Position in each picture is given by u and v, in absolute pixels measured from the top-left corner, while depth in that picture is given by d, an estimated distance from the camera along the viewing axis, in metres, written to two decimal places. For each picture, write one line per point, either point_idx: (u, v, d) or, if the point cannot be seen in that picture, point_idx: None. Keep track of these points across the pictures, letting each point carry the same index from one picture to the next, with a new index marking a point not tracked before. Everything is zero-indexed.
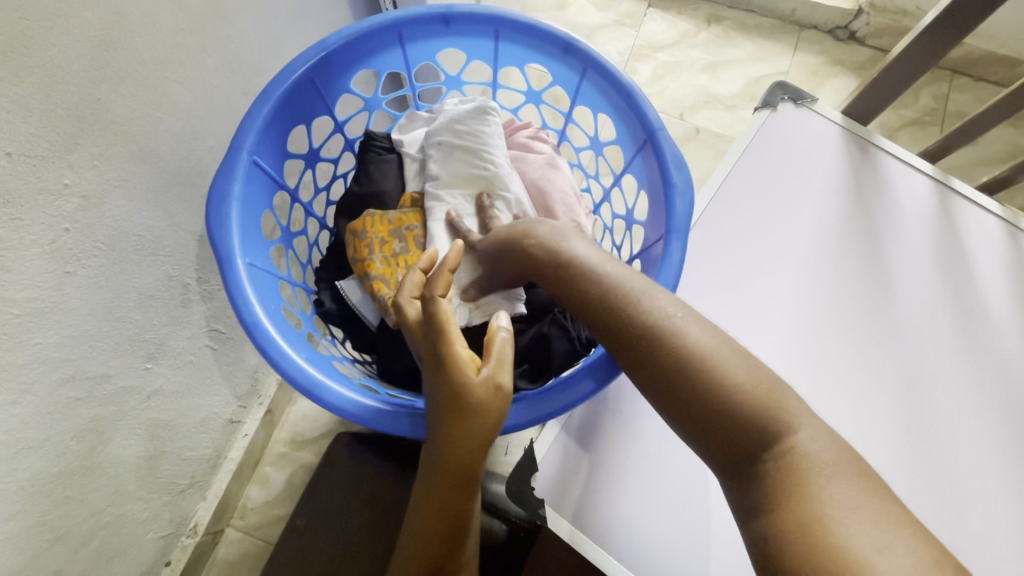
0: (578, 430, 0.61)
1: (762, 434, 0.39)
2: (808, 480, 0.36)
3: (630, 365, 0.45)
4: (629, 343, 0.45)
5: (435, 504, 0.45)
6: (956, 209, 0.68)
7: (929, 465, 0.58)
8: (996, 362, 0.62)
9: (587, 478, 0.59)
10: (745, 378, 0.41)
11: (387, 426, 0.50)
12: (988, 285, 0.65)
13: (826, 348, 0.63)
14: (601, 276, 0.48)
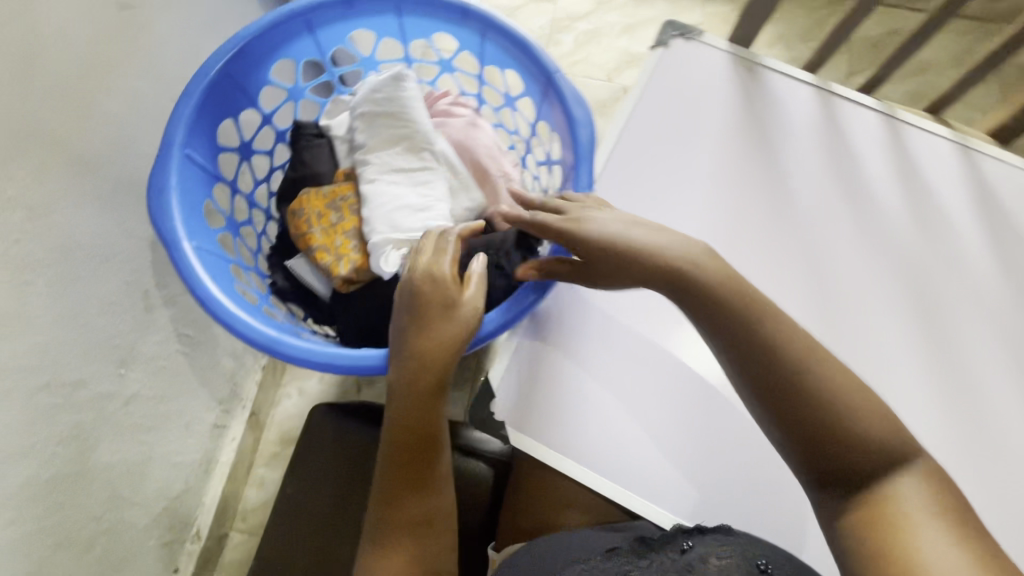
0: (528, 359, 0.67)
1: (867, 470, 0.43)
2: (890, 503, 0.41)
3: (765, 391, 0.46)
4: (784, 380, 0.45)
5: (400, 423, 0.52)
6: (838, 110, 0.75)
7: (836, 338, 0.66)
8: (888, 239, 0.70)
9: (542, 398, 0.66)
10: (866, 430, 0.44)
11: (345, 367, 0.54)
12: (873, 173, 0.72)
13: (737, 251, 0.69)
14: (760, 312, 0.48)
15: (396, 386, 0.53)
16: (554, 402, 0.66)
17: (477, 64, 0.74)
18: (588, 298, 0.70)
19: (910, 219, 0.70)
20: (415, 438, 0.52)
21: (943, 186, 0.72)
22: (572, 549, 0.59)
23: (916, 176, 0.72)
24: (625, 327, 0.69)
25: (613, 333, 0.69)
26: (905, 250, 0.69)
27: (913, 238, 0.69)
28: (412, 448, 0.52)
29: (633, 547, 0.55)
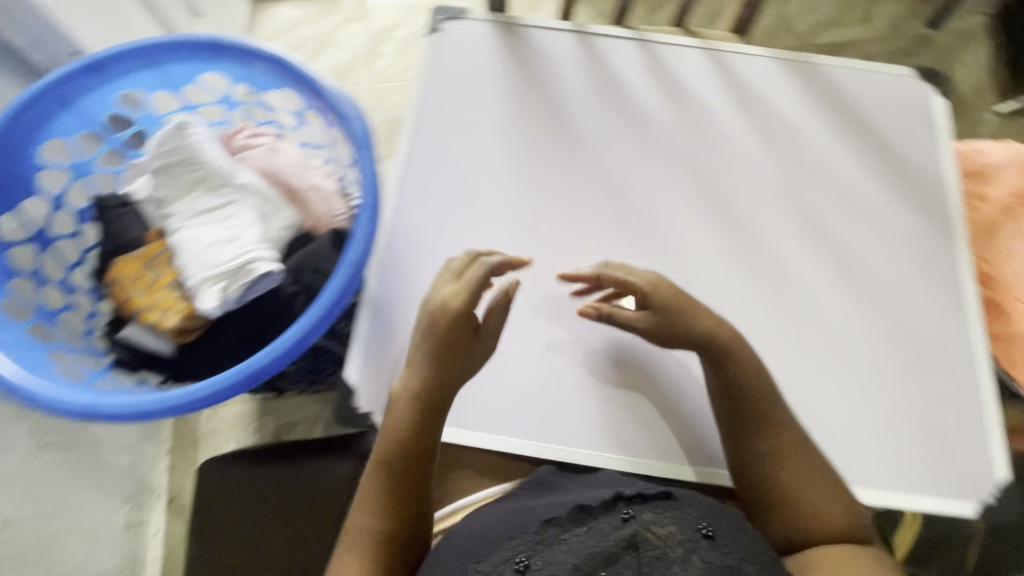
0: (375, 345, 0.68)
1: (794, 522, 0.59)
2: (819, 553, 0.57)
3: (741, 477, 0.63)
4: (755, 444, 0.62)
5: (398, 439, 0.60)
6: (597, 46, 0.82)
7: (647, 244, 0.73)
8: (668, 147, 0.77)
9: (399, 376, 0.67)
10: (811, 498, 0.60)
11: (178, 411, 0.58)
12: (641, 93, 0.80)
13: (541, 194, 0.75)
14: (766, 411, 0.62)
15: (397, 412, 0.61)
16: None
17: (253, 91, 0.76)
18: (420, 271, 0.71)
19: (679, 124, 0.78)
20: (408, 458, 0.60)
21: (700, 88, 0.81)
22: (504, 522, 0.57)
23: (677, 84, 0.81)
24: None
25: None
26: (682, 151, 0.77)
27: (686, 139, 0.78)
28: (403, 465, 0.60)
29: (572, 517, 0.54)
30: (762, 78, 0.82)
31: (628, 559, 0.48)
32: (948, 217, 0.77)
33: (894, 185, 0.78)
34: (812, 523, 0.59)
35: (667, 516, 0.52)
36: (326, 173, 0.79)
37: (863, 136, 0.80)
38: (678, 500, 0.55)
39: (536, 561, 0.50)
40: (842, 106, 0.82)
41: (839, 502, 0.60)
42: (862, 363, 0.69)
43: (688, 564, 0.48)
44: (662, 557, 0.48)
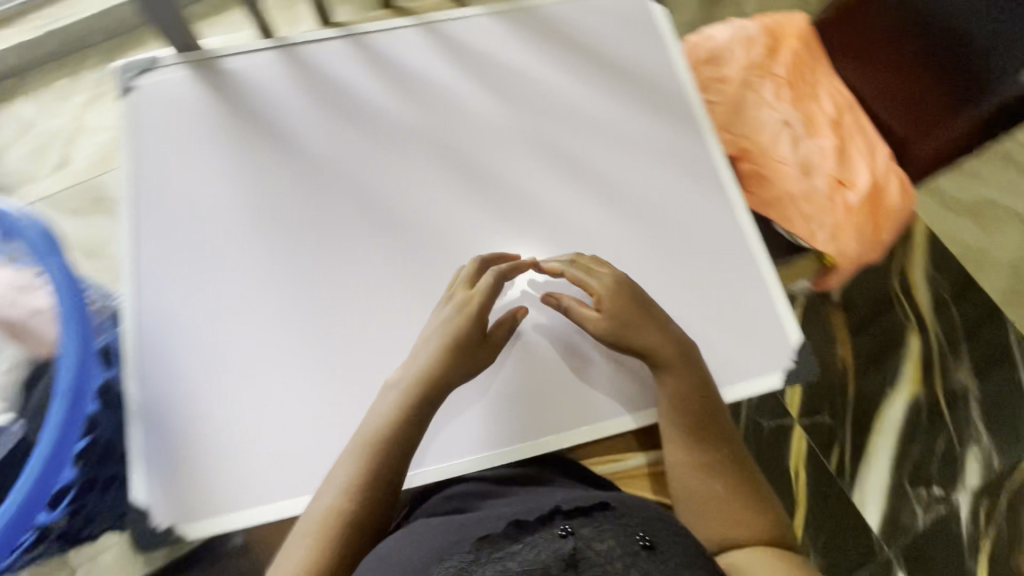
0: (155, 456, 0.61)
1: (722, 528, 0.60)
2: (743, 558, 0.58)
3: (681, 476, 0.63)
4: (697, 445, 0.64)
5: (381, 440, 0.59)
6: (303, 55, 0.77)
7: (417, 245, 0.69)
8: (409, 137, 0.73)
9: (191, 478, 0.61)
10: (733, 505, 0.62)
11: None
12: (364, 91, 0.75)
13: (291, 231, 0.69)
14: (714, 417, 0.65)
15: (386, 407, 0.61)
16: (207, 471, 0.61)
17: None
18: (182, 358, 0.64)
19: (412, 110, 0.75)
20: (388, 468, 0.59)
21: (422, 65, 0.77)
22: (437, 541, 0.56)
23: (398, 69, 0.76)
24: (231, 360, 0.64)
25: (223, 371, 0.64)
26: (423, 138, 0.74)
27: (424, 123, 0.74)
28: (376, 475, 0.59)
29: (507, 533, 0.54)
30: (481, 36, 0.79)
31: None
32: (692, 114, 0.79)
33: (635, 100, 0.78)
34: (736, 529, 0.60)
35: (605, 531, 0.54)
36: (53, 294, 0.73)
37: (593, 64, 0.79)
38: (614, 508, 0.57)
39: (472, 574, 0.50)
40: (567, 39, 0.80)
41: (757, 511, 0.62)
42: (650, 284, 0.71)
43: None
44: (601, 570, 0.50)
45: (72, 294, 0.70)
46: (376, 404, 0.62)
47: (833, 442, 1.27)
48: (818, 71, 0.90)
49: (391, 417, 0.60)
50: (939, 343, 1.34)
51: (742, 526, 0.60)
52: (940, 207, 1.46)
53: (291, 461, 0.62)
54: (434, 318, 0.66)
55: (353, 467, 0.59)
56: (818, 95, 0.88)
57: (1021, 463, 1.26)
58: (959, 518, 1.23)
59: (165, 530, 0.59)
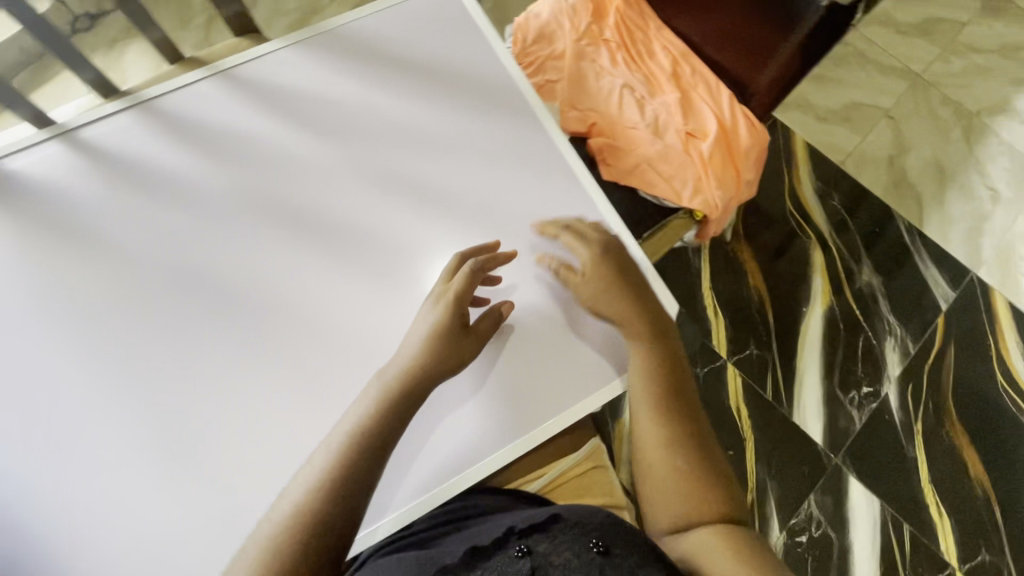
0: None
1: (687, 508, 0.64)
2: (706, 539, 0.62)
3: (651, 456, 0.67)
4: (669, 423, 0.67)
5: (365, 431, 0.60)
6: (90, 139, 0.69)
7: (266, 316, 0.65)
8: (231, 204, 0.69)
9: None
10: (699, 484, 0.65)
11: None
12: (170, 164, 0.69)
13: (124, 335, 0.64)
14: (682, 395, 0.69)
15: (368, 401, 0.61)
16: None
17: None
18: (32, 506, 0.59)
19: (225, 173, 0.70)
20: (363, 463, 0.59)
21: (225, 121, 0.71)
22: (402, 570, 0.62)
23: (200, 131, 0.71)
24: (87, 493, 0.59)
25: (79, 507, 0.59)
26: (245, 199, 0.69)
27: (242, 183, 0.69)
28: (351, 469, 0.58)
29: (466, 561, 0.61)
30: (282, 72, 0.73)
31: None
32: (523, 102, 0.76)
33: (461, 102, 0.74)
34: (698, 506, 0.64)
35: (559, 544, 0.61)
36: None
37: (409, 74, 0.75)
38: (567, 519, 0.63)
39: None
40: (375, 54, 0.75)
41: (720, 492, 0.66)
42: (520, 292, 0.70)
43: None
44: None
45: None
46: (359, 402, 0.62)
47: (765, 372, 1.30)
48: (647, 25, 0.88)
49: (372, 412, 0.61)
50: (840, 250, 1.40)
51: (705, 503, 0.64)
52: (814, 120, 1.51)
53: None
54: (422, 316, 0.66)
55: (327, 461, 0.58)
56: (651, 50, 0.87)
57: (935, 345, 1.34)
58: (891, 409, 1.29)
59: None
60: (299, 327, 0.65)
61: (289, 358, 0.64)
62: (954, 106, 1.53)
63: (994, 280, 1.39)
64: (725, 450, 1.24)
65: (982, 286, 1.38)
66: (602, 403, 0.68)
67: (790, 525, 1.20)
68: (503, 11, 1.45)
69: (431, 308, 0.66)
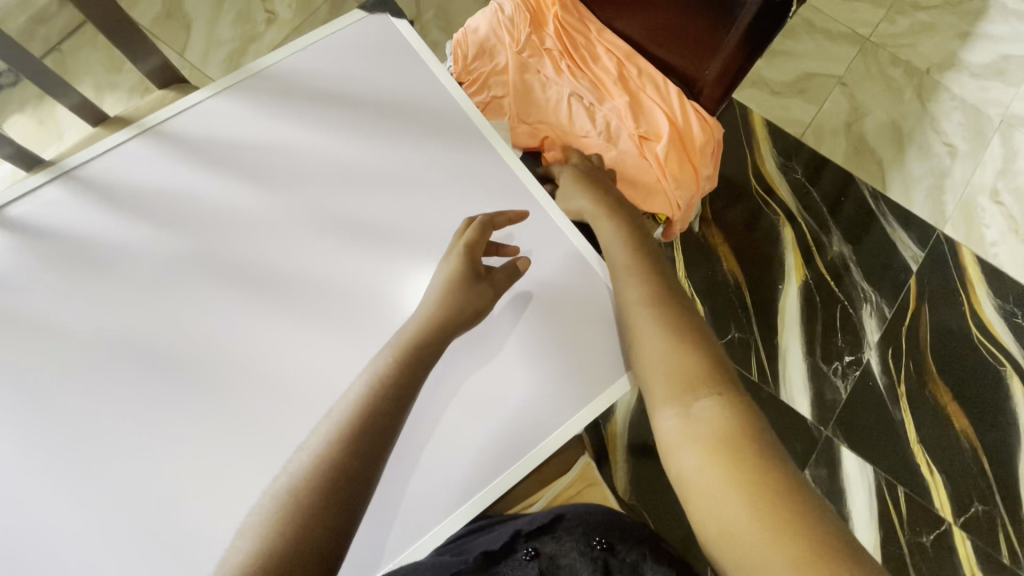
0: None
1: (685, 385, 0.61)
2: (714, 440, 0.56)
3: (643, 325, 0.65)
4: (659, 298, 0.66)
5: (377, 391, 0.57)
6: (15, 216, 0.66)
7: (226, 381, 0.63)
8: (176, 267, 0.66)
9: None
10: (694, 361, 0.62)
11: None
12: (105, 235, 0.66)
13: (77, 421, 0.61)
14: (665, 277, 0.69)
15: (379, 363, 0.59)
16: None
17: None
18: None
19: (165, 237, 0.67)
20: (370, 429, 0.55)
21: (159, 180, 0.68)
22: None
23: (133, 195, 0.68)
24: None
25: None
26: (189, 260, 0.66)
27: (185, 245, 0.67)
28: (359, 435, 0.54)
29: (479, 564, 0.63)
30: (214, 122, 0.70)
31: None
32: (469, 126, 0.74)
33: (404, 132, 0.72)
34: (697, 385, 0.60)
35: (567, 542, 0.64)
36: None
37: (347, 109, 0.72)
38: (569, 520, 0.68)
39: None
40: (309, 91, 0.72)
41: (723, 375, 0.62)
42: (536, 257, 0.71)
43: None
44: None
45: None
46: (367, 371, 0.59)
47: (749, 353, 1.31)
48: (586, 31, 0.87)
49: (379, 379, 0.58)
50: (808, 223, 1.40)
51: (704, 382, 0.60)
52: (769, 95, 1.51)
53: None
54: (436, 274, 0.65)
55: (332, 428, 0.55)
56: (592, 55, 0.86)
57: (910, 307, 1.36)
58: (873, 374, 1.31)
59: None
60: (263, 389, 0.64)
61: (257, 422, 0.63)
62: (904, 65, 1.54)
63: (959, 235, 1.41)
64: None
65: (949, 241, 1.41)
66: (585, 422, 0.66)
67: None
68: (445, 19, 1.42)
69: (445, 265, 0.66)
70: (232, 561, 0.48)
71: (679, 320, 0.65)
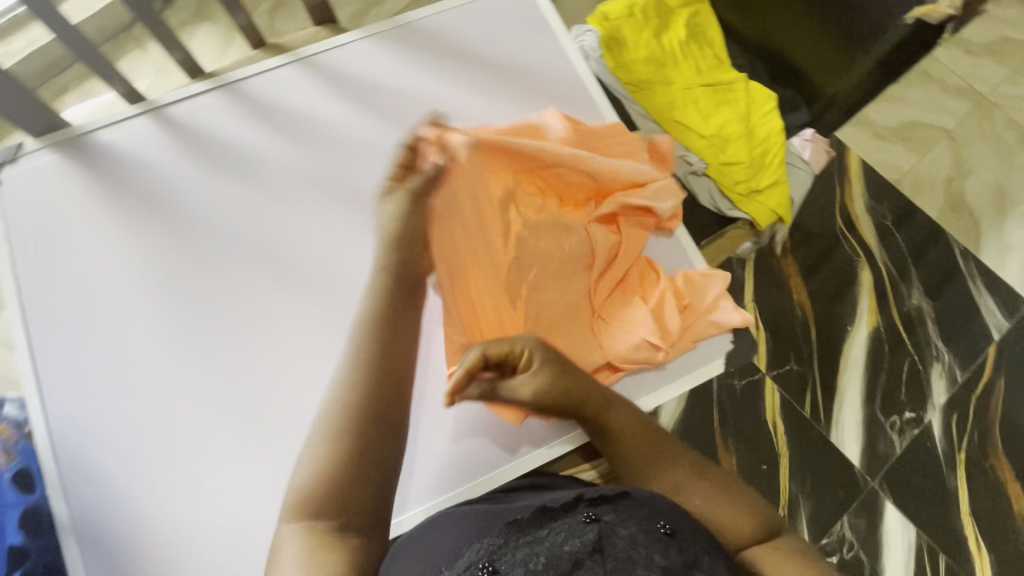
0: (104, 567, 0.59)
1: (680, 495, 0.62)
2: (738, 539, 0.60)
3: (626, 451, 0.63)
4: (638, 428, 0.64)
5: (383, 345, 0.57)
6: (179, 114, 0.73)
7: (332, 294, 0.68)
8: (306, 184, 0.72)
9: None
10: (677, 472, 0.63)
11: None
12: (251, 143, 0.73)
13: (200, 303, 0.67)
14: (640, 422, 0.65)
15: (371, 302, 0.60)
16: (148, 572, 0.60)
17: None
18: (110, 465, 0.62)
19: (300, 156, 0.73)
20: (387, 384, 0.56)
21: (305, 104, 0.74)
22: (461, 535, 0.56)
23: (279, 113, 0.74)
24: (162, 454, 0.62)
25: (154, 464, 0.62)
26: (320, 179, 0.72)
27: (317, 166, 0.72)
28: (373, 392, 0.55)
29: (532, 520, 0.55)
30: (362, 60, 0.76)
31: (593, 563, 0.50)
32: (591, 103, 0.77)
33: (530, 100, 0.76)
34: (693, 497, 0.62)
35: (629, 516, 0.55)
36: None
37: (481, 69, 0.76)
38: (636, 498, 0.58)
39: (501, 566, 0.50)
40: (449, 48, 0.77)
41: (724, 492, 0.62)
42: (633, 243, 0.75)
43: (649, 565, 0.50)
44: (626, 559, 0.51)
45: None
46: (360, 304, 0.61)
47: (805, 389, 1.28)
48: (713, 37, 0.89)
49: (375, 308, 0.59)
50: (890, 271, 1.36)
51: (693, 500, 0.62)
52: (870, 136, 1.48)
53: (236, 544, 0.61)
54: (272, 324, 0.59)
55: (341, 387, 0.55)
56: (716, 62, 0.88)
57: (983, 375, 1.30)
58: (933, 436, 1.26)
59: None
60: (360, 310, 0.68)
61: None
62: (1019, 130, 1.48)
63: None
64: (758, 464, 1.23)
65: None
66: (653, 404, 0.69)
67: (822, 544, 1.18)
68: None
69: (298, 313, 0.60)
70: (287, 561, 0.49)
71: (660, 444, 0.64)
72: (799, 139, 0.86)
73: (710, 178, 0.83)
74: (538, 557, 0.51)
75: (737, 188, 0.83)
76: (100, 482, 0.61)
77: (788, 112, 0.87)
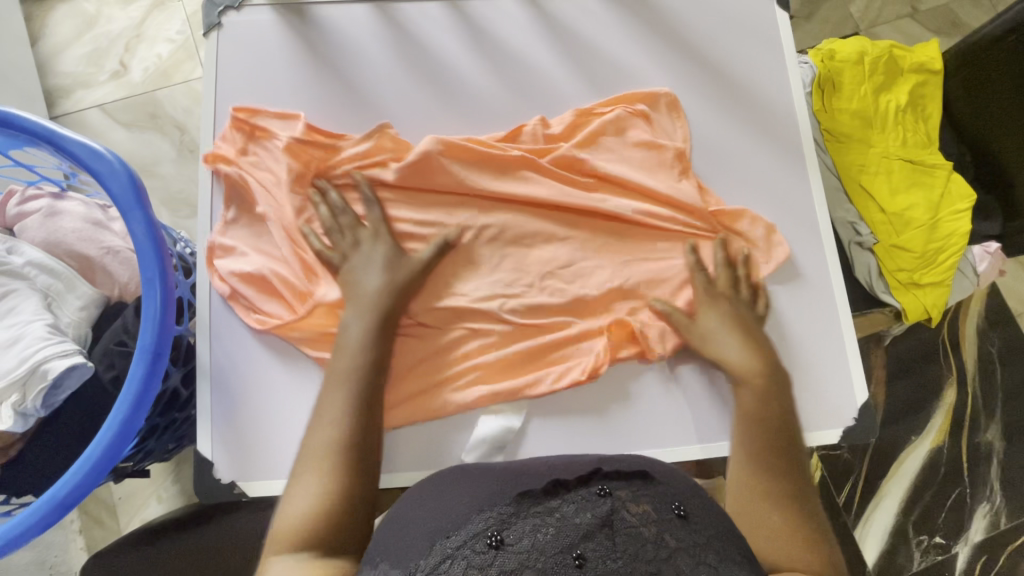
0: (223, 420, 0.65)
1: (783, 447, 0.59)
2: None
3: (768, 416, 0.61)
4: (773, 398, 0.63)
5: (388, 308, 0.63)
6: (399, 12, 0.77)
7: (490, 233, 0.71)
8: (489, 117, 0.75)
9: (252, 445, 0.65)
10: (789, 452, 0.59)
11: (31, 538, 0.52)
12: (459, 66, 0.76)
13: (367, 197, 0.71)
14: (775, 407, 0.62)
15: (373, 282, 0.64)
16: (259, 436, 0.65)
17: None
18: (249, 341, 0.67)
19: (508, 95, 0.76)
20: (376, 343, 0.61)
21: (522, 45, 0.77)
22: (472, 498, 0.48)
23: (497, 47, 0.77)
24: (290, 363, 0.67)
25: (291, 366, 0.67)
26: (507, 122, 0.75)
27: (515, 108, 0.75)
28: (383, 326, 0.62)
29: (546, 489, 0.47)
30: (586, 19, 0.78)
31: (601, 537, 0.42)
32: (793, 135, 0.76)
33: (729, 113, 0.77)
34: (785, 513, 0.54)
35: (641, 493, 0.46)
36: (66, 194, 0.70)
37: (698, 65, 0.78)
38: (654, 479, 0.48)
39: (509, 536, 0.42)
40: (672, 36, 0.78)
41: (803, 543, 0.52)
42: (792, 293, 0.73)
43: (660, 546, 0.42)
44: (637, 535, 0.42)
45: (156, 238, 0.55)
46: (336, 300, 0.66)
47: (848, 478, 1.27)
48: (931, 112, 0.85)
49: (389, 281, 0.64)
50: (977, 398, 1.31)
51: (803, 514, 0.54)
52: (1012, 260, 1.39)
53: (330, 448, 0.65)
54: (377, 278, 0.64)
55: (355, 321, 0.62)
56: (925, 139, 0.83)
57: None
58: (954, 569, 1.25)
59: (227, 484, 0.64)
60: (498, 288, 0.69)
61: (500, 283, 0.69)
62: None
63: None
64: None
65: None
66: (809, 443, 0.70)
67: None
68: None
69: (386, 265, 0.65)
70: (300, 503, 0.51)
71: (774, 422, 0.61)
72: (980, 249, 0.81)
73: (872, 255, 0.80)
74: (545, 527, 0.43)
75: (897, 275, 0.80)
76: (241, 357, 0.66)
77: (979, 217, 0.84)
